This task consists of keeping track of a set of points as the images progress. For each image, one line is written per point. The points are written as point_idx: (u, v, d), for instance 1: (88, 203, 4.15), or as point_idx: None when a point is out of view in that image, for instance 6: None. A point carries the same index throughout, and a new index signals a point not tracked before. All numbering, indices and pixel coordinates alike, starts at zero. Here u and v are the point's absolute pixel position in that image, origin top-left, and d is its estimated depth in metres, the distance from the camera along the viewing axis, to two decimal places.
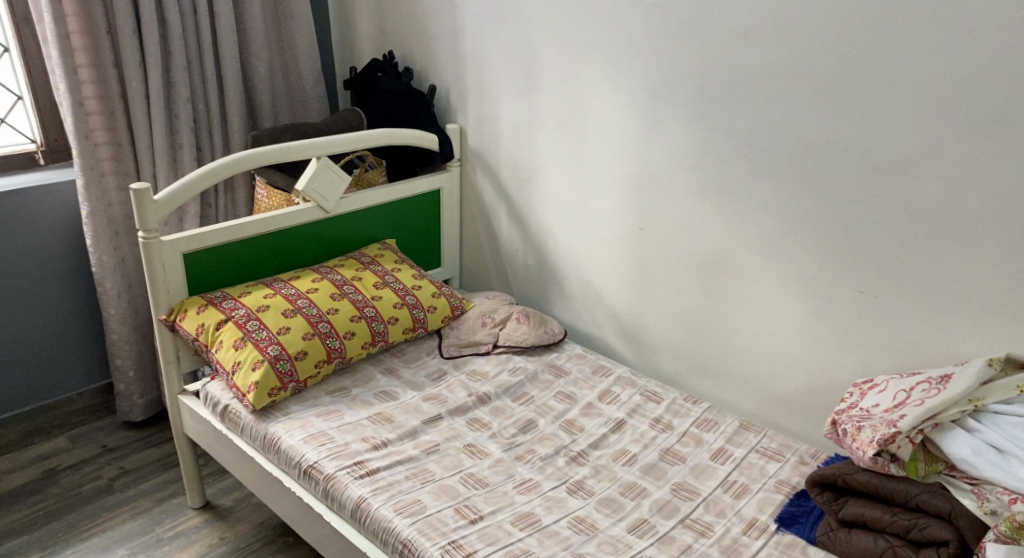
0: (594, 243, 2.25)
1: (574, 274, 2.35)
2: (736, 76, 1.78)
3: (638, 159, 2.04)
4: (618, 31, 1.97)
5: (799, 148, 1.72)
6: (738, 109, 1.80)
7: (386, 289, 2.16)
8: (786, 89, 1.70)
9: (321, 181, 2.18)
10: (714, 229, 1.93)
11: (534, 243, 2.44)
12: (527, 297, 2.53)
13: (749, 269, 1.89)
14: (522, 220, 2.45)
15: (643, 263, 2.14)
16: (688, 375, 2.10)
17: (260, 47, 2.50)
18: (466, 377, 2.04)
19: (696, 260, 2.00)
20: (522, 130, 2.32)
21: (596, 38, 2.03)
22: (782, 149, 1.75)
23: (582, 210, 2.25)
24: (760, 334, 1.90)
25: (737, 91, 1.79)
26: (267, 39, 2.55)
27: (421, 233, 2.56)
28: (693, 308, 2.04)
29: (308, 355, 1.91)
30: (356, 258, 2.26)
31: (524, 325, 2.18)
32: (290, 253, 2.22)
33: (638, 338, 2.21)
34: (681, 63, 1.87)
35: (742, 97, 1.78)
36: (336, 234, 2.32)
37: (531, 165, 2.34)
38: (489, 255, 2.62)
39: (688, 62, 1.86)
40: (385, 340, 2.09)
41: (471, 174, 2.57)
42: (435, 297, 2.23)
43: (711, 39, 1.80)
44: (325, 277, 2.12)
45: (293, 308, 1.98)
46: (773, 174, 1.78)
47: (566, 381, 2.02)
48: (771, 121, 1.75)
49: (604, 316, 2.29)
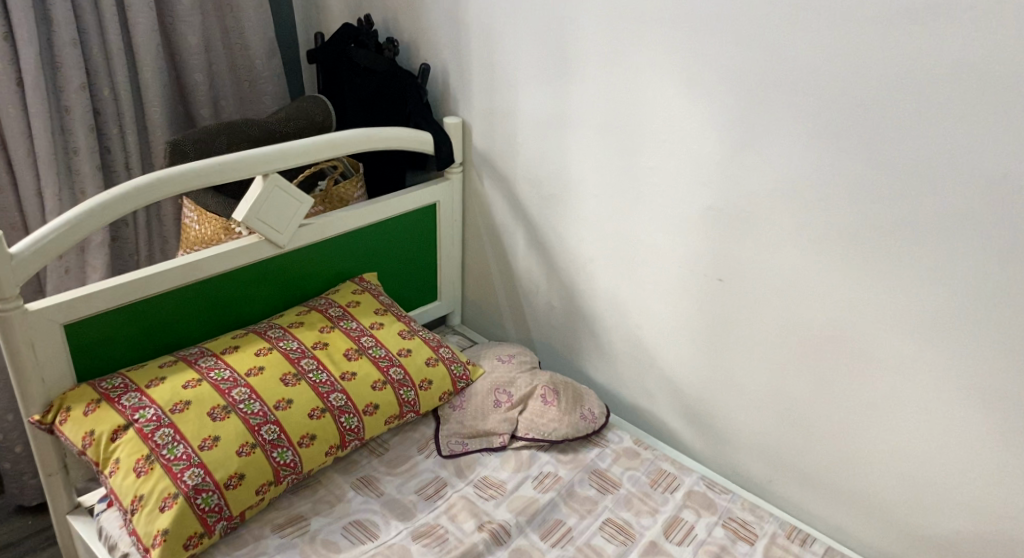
0: (648, 293, 1.64)
1: (618, 328, 1.74)
2: (900, 77, 1.15)
3: (722, 186, 1.42)
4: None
5: (1001, 194, 1.11)
6: (893, 130, 1.19)
7: (361, 360, 1.55)
8: (986, 104, 1.09)
9: (269, 208, 1.55)
10: (839, 295, 1.34)
11: (563, 281, 1.82)
12: (550, 348, 1.93)
13: (892, 358, 1.31)
14: (545, 251, 1.83)
15: (721, 329, 1.53)
16: (782, 482, 1.53)
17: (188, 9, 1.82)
18: (474, 493, 1.46)
19: (804, 335, 1.41)
20: (550, 131, 1.68)
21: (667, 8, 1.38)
22: (973, 190, 1.14)
23: (632, 249, 1.63)
24: (907, 447, 1.34)
25: (894, 103, 1.17)
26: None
27: (410, 260, 1.94)
28: (797, 397, 1.46)
29: (245, 480, 1.32)
30: (321, 310, 1.64)
31: (552, 408, 1.58)
32: (233, 302, 1.60)
33: (707, 423, 1.63)
34: (801, 55, 1.25)
35: (902, 112, 1.17)
36: (297, 273, 1.69)
37: (561, 181, 1.71)
38: (501, 288, 2.00)
39: (814, 54, 1.23)
40: (361, 438, 1.50)
41: (478, 183, 1.93)
42: (430, 366, 1.62)
43: (857, 20, 1.17)
44: (275, 348, 1.51)
45: (226, 406, 1.38)
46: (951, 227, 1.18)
47: (615, 500, 1.44)
48: (950, 152, 1.14)
49: (660, 387, 1.70)
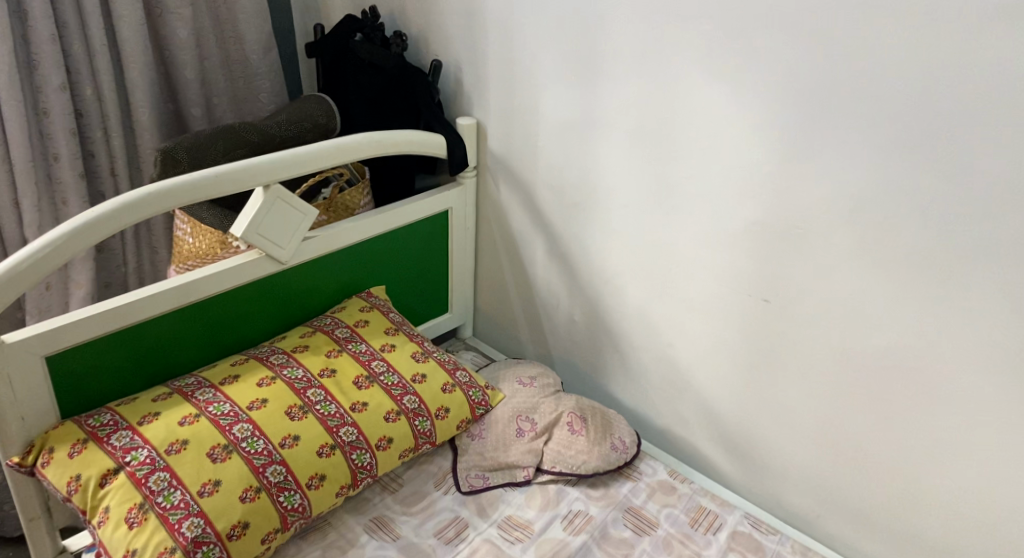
0: (682, 312, 1.51)
1: (648, 347, 1.61)
2: (985, 86, 1.03)
3: (770, 199, 1.29)
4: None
5: None
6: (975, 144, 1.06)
7: (373, 388, 1.42)
8: None
9: (270, 222, 1.41)
10: (904, 323, 1.22)
11: (586, 295, 1.69)
12: (570, 366, 1.81)
13: (963, 392, 1.19)
14: (568, 263, 1.69)
15: (765, 353, 1.41)
16: (830, 518, 1.42)
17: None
18: (499, 536, 1.35)
19: (861, 364, 1.29)
20: (576, 135, 1.54)
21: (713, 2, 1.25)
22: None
23: (666, 264, 1.50)
24: (975, 488, 1.23)
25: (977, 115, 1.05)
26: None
27: (420, 271, 1.80)
28: (851, 429, 1.34)
29: (249, 529, 1.19)
30: (327, 331, 1.50)
31: (580, 439, 1.47)
32: (232, 324, 1.46)
33: (747, 452, 1.51)
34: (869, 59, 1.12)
35: (986, 125, 1.05)
36: (300, 290, 1.55)
37: (588, 189, 1.57)
38: (518, 301, 1.86)
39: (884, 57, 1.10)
40: (374, 474, 1.37)
41: (493, 188, 1.79)
42: (447, 393, 1.50)
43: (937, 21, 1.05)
44: (279, 377, 1.37)
45: (226, 445, 1.24)
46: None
47: (653, 543, 1.34)
48: None
49: (693, 411, 1.58)
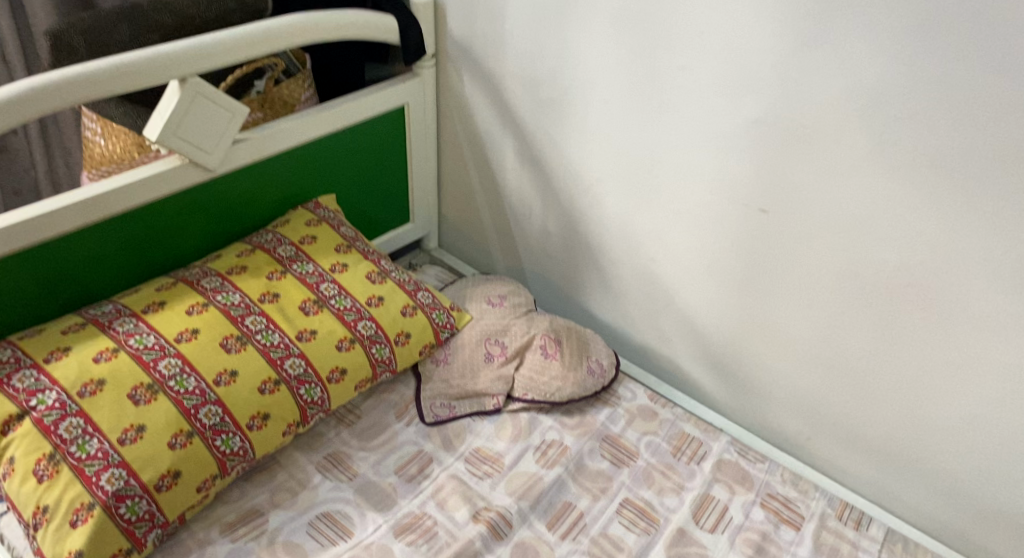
0: (669, 222, 1.34)
1: (629, 262, 1.45)
2: None
3: (774, 92, 1.10)
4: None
5: None
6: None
7: (322, 314, 1.26)
8: None
9: (191, 122, 1.18)
10: (922, 237, 1.06)
11: (561, 204, 1.51)
12: (545, 280, 1.65)
13: (981, 316, 1.05)
14: (540, 167, 1.50)
15: (761, 269, 1.26)
16: (823, 443, 1.33)
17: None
18: (466, 471, 1.23)
19: (868, 283, 1.14)
20: (549, 17, 1.31)
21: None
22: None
23: (652, 167, 1.32)
24: (986, 415, 1.11)
25: None
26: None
27: (376, 177, 1.59)
28: (852, 351, 1.21)
29: (181, 478, 1.05)
30: (268, 249, 1.32)
31: (555, 363, 1.36)
32: (155, 242, 1.25)
33: (735, 374, 1.39)
34: None
35: None
36: (235, 201, 1.34)
37: (563, 82, 1.36)
38: (487, 210, 1.68)
39: None
40: (326, 409, 1.23)
41: (456, 81, 1.56)
42: (407, 317, 1.34)
43: None
44: (212, 303, 1.19)
45: (151, 384, 1.07)
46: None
47: (632, 476, 1.24)
48: None
49: (678, 331, 1.45)
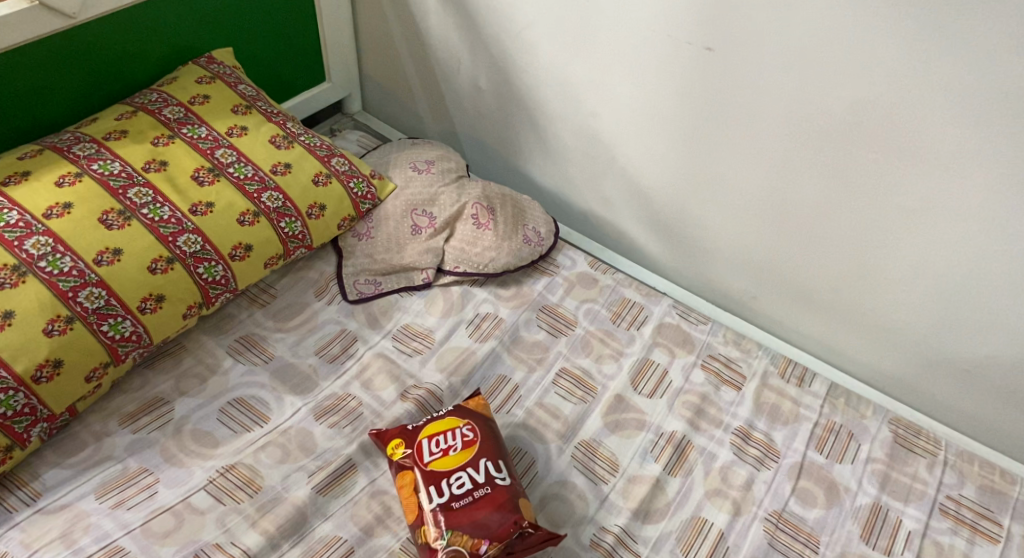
0: (609, 66, 1.20)
1: (567, 118, 1.32)
2: None
3: None
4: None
5: None
6: None
7: (220, 184, 1.11)
8: None
9: None
10: (882, 67, 0.95)
11: (490, 54, 1.35)
12: (478, 143, 1.52)
13: (940, 155, 0.97)
14: (464, 9, 1.32)
15: (707, 115, 1.14)
16: (768, 300, 1.28)
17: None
18: (394, 349, 1.15)
19: (818, 124, 1.04)
20: None
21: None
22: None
23: (587, 4, 1.16)
24: (935, 258, 1.05)
25: None
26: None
27: (279, 29, 1.39)
28: (800, 201, 1.13)
29: (64, 369, 0.94)
30: (151, 111, 1.15)
31: (488, 233, 1.25)
32: (14, 103, 1.08)
33: (679, 234, 1.31)
34: None
35: None
36: (110, 56, 1.16)
37: None
38: (410, 66, 1.51)
39: None
40: (232, 289, 1.12)
41: None
42: (320, 187, 1.21)
43: None
44: (86, 173, 1.04)
45: (17, 266, 0.94)
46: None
47: (571, 344, 1.17)
48: None
49: (620, 191, 1.35)
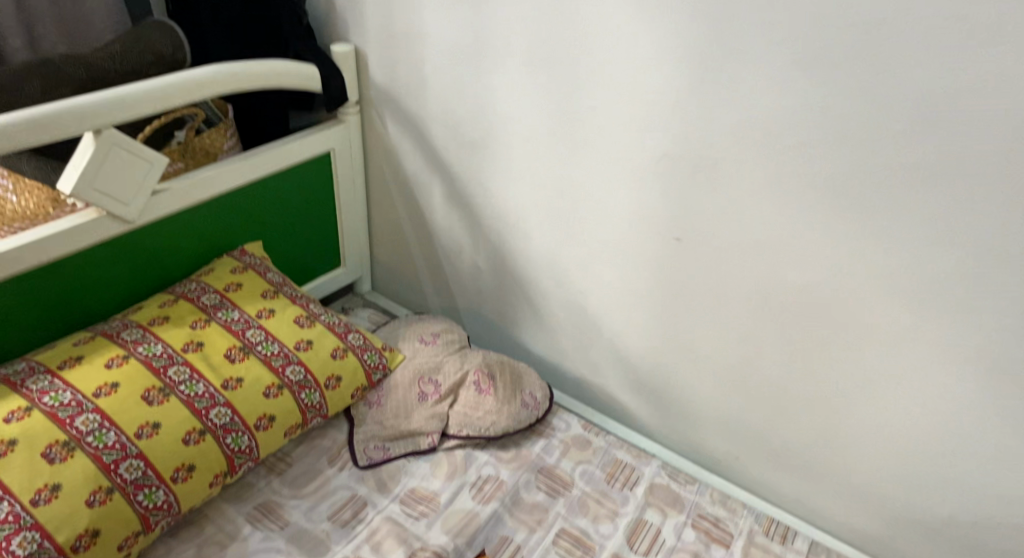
0: (593, 253, 1.39)
1: (558, 296, 1.49)
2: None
3: (679, 124, 1.16)
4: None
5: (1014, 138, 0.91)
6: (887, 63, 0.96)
7: (249, 361, 1.25)
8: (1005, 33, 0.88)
9: (110, 175, 1.17)
10: (823, 257, 1.12)
11: (489, 242, 1.54)
12: (478, 317, 1.68)
13: (881, 331, 1.12)
14: (466, 205, 1.53)
15: (680, 294, 1.31)
16: (750, 462, 1.37)
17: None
18: (402, 512, 1.22)
19: (776, 304, 1.20)
20: (467, 62, 1.36)
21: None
22: (1007, 124, 0.92)
23: (573, 203, 1.37)
24: (892, 421, 1.17)
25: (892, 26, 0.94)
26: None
27: (304, 223, 1.59)
28: (768, 370, 1.27)
29: (100, 538, 1.02)
30: (190, 299, 1.30)
31: (488, 398, 1.37)
32: (73, 296, 1.23)
33: (664, 400, 1.43)
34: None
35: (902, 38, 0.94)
36: (159, 252, 1.33)
37: (483, 123, 1.41)
38: (417, 251, 1.70)
39: None
40: (254, 457, 1.21)
41: (380, 126, 1.59)
42: (337, 360, 1.34)
43: None
44: (132, 355, 1.17)
45: (67, 441, 1.04)
46: (977, 171, 0.95)
47: (568, 505, 1.25)
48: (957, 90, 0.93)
49: (609, 361, 1.48)
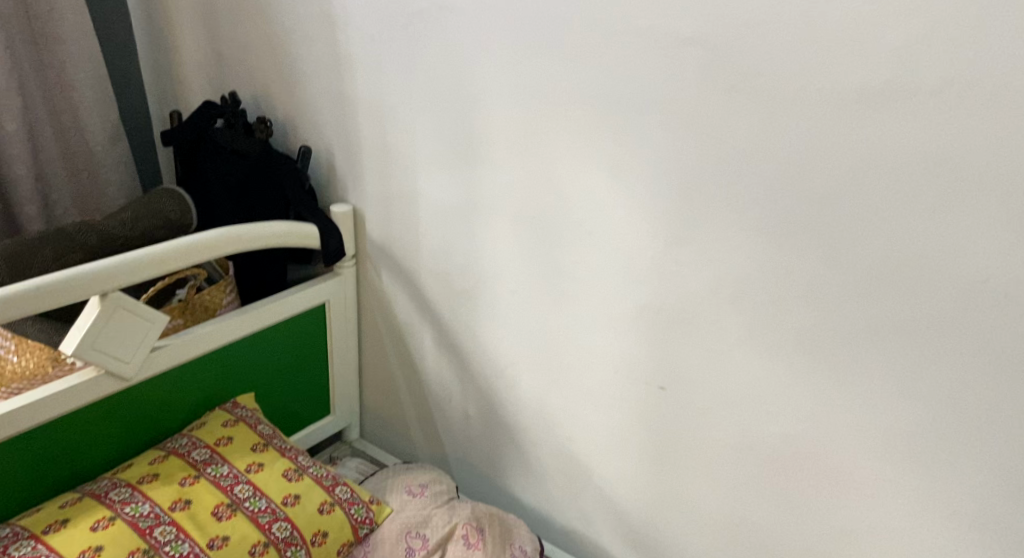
0: (580, 402, 1.42)
1: (547, 444, 1.51)
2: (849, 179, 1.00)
3: (656, 283, 1.24)
4: (621, 50, 1.13)
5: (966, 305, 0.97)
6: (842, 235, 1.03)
7: (235, 518, 1.24)
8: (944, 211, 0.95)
9: (111, 335, 1.21)
10: (801, 410, 1.16)
11: (479, 390, 1.57)
12: (467, 465, 1.67)
13: (865, 482, 1.14)
14: (456, 353, 1.58)
15: (666, 443, 1.33)
16: None
17: (10, 35, 1.54)
18: None
19: (761, 455, 1.23)
20: (456, 222, 1.46)
21: (579, 65, 1.19)
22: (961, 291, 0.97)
23: (559, 353, 1.42)
24: None
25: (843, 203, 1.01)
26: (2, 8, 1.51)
27: (297, 371, 1.63)
28: (758, 521, 1.27)
29: None
30: (181, 454, 1.31)
31: (477, 553, 1.34)
32: (65, 455, 1.24)
33: (657, 551, 1.42)
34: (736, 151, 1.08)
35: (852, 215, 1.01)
36: (153, 407, 1.35)
37: (472, 277, 1.48)
38: (408, 398, 1.72)
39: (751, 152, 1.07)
40: None
41: (374, 278, 1.67)
42: (324, 514, 1.33)
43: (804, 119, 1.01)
44: (119, 516, 1.16)
45: None
46: (942, 333, 1.00)
47: None
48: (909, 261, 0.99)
49: (600, 510, 1.48)
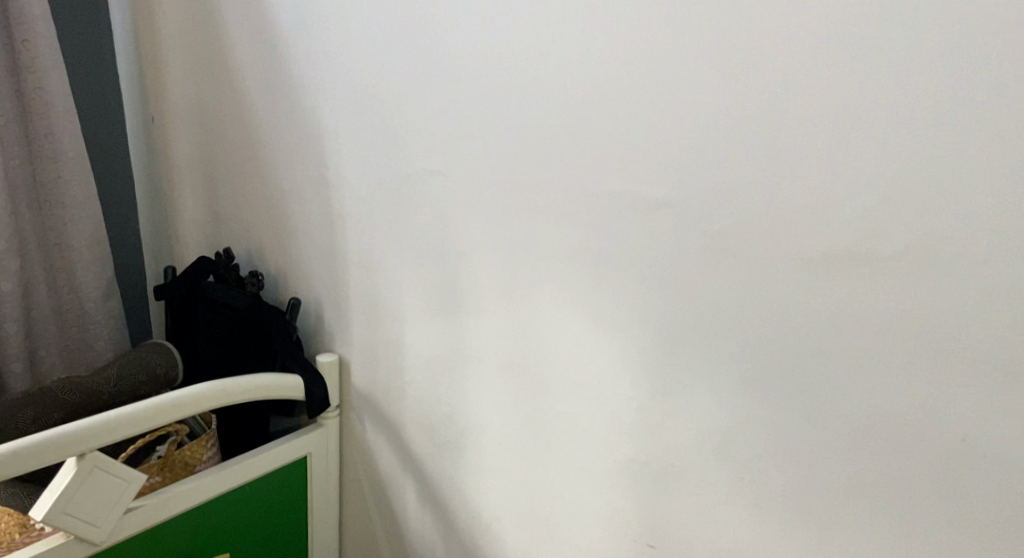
0: None
1: None
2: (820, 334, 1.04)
3: (639, 436, 1.24)
4: (596, 212, 1.21)
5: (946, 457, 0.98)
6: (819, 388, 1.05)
7: None
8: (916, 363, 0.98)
9: (85, 498, 1.18)
10: None
11: (462, 546, 1.52)
12: None
13: None
14: (439, 507, 1.54)
15: None
16: None
17: (16, 202, 1.63)
18: None
19: None
20: (441, 372, 1.47)
21: (557, 224, 1.26)
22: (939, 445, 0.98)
23: (545, 508, 1.39)
24: None
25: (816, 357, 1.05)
26: (10, 176, 1.61)
27: (276, 529, 1.57)
28: None
29: None
30: None
31: None
32: None
33: None
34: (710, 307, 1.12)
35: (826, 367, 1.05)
36: None
37: (457, 428, 1.47)
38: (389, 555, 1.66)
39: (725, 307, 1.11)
40: None
41: (357, 429, 1.65)
42: None
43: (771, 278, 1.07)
44: None
45: None
46: (926, 487, 0.99)
47: None
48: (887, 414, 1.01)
49: None
